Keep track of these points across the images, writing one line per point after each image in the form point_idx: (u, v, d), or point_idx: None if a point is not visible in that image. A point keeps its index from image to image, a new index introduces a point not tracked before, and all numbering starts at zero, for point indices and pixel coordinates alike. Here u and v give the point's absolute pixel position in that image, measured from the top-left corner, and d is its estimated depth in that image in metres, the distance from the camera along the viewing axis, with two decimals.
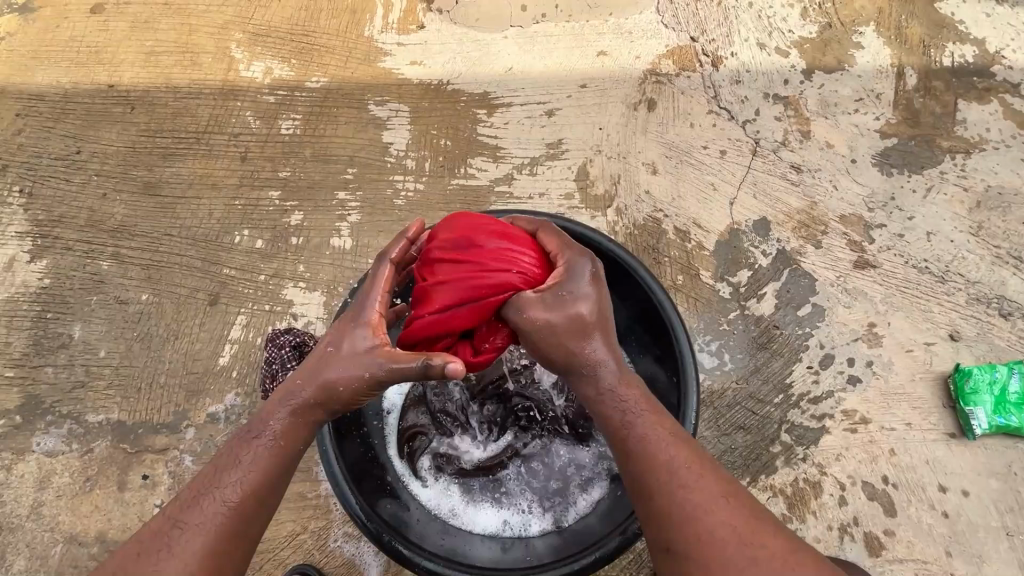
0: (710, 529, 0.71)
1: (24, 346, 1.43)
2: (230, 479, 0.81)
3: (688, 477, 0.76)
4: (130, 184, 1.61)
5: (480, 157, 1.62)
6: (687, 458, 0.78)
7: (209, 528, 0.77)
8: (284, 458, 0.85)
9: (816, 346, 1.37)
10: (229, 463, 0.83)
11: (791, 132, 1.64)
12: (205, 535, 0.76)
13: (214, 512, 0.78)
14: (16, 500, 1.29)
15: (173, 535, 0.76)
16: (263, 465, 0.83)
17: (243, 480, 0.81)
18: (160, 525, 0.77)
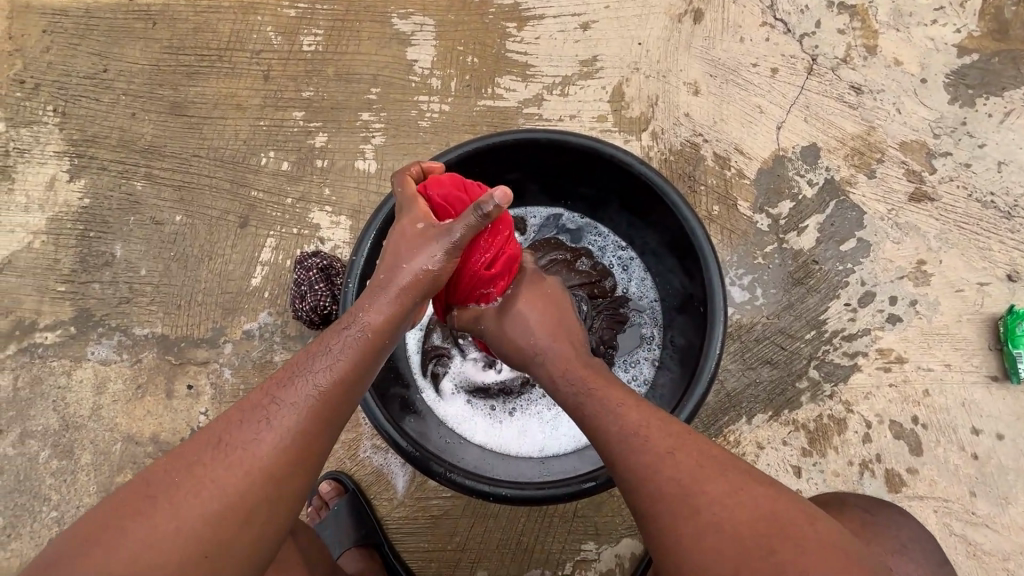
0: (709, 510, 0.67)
1: (72, 263, 1.50)
2: (300, 379, 0.78)
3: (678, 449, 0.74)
4: (157, 104, 1.60)
5: (508, 76, 1.53)
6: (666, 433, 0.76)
7: (280, 421, 0.75)
8: (366, 357, 0.80)
9: (857, 283, 1.30)
10: (298, 363, 0.80)
11: (855, 48, 1.47)
12: (278, 430, 0.74)
13: (300, 392, 0.77)
14: (78, 402, 1.40)
15: (238, 437, 0.73)
16: (349, 356, 0.80)
17: (329, 368, 0.78)
18: (258, 399, 0.77)
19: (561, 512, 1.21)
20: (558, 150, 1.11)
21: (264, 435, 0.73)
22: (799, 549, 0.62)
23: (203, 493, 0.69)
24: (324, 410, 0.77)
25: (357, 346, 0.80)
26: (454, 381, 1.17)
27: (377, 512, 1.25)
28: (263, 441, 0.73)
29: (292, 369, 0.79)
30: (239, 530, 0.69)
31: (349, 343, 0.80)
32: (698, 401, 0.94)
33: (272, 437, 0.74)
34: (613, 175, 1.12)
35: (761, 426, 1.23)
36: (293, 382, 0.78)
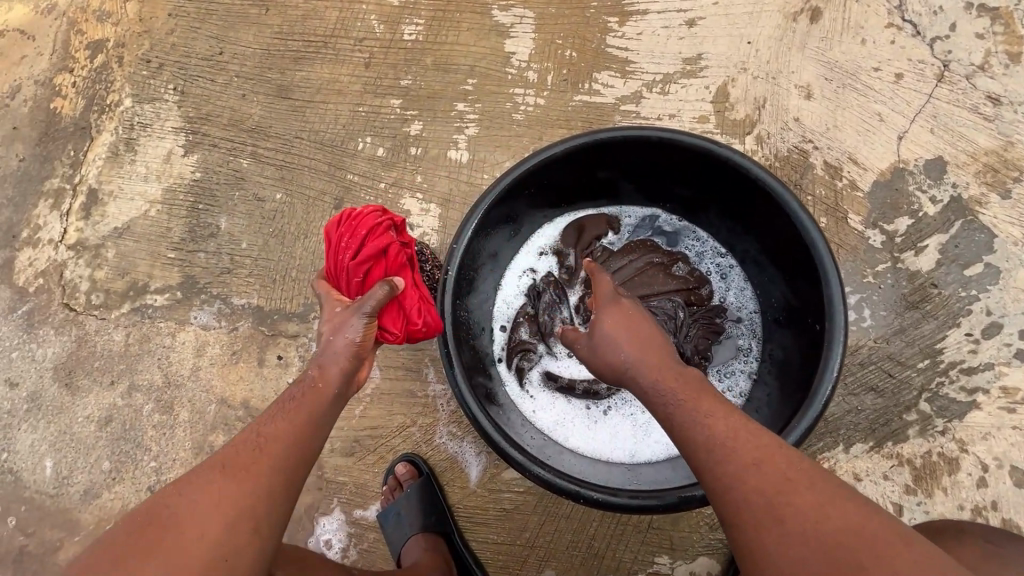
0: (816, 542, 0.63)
1: (181, 233, 1.60)
2: (278, 419, 0.83)
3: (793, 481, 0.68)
4: (266, 87, 1.68)
5: (607, 72, 1.50)
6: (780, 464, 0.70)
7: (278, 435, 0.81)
8: (333, 396, 0.86)
9: (981, 312, 1.19)
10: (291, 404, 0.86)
11: (995, 54, 1.34)
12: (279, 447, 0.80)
13: (280, 429, 0.82)
14: (180, 362, 1.50)
15: (231, 470, 0.77)
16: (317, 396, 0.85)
17: (302, 408, 0.84)
18: (243, 439, 0.82)
19: (636, 521, 1.18)
20: (667, 149, 1.08)
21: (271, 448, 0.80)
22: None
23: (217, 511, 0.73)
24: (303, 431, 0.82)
25: (326, 390, 0.86)
26: (540, 379, 1.16)
27: (449, 498, 1.27)
28: (256, 474, 0.77)
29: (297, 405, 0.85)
30: (250, 539, 0.73)
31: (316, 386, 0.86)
32: (810, 423, 0.89)
33: (263, 469, 0.77)
34: (724, 178, 1.07)
35: (860, 456, 1.15)
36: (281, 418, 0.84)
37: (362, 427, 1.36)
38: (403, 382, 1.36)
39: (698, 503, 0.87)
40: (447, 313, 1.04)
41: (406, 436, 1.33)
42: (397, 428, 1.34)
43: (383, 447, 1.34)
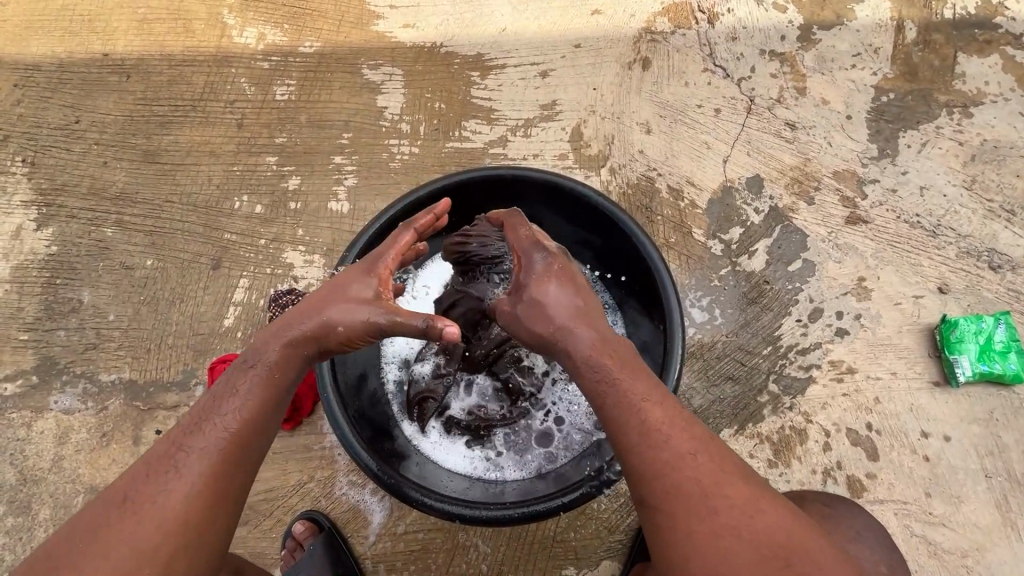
0: (678, 483, 0.75)
1: (37, 311, 1.47)
2: (210, 421, 0.80)
3: (660, 440, 0.77)
4: (130, 152, 1.63)
5: (474, 120, 1.63)
6: (659, 417, 0.79)
7: (188, 465, 0.77)
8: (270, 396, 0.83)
9: (805, 300, 1.40)
10: (201, 411, 0.81)
11: (787, 89, 1.63)
12: (183, 476, 0.76)
13: (218, 422, 0.80)
14: (38, 454, 1.35)
15: (152, 477, 0.76)
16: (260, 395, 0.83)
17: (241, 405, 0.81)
18: (167, 447, 0.79)
19: (540, 538, 1.22)
20: (522, 184, 1.20)
21: (173, 483, 0.75)
22: (746, 513, 0.74)
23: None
24: (232, 447, 0.79)
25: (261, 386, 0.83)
26: (438, 422, 1.19)
27: (355, 550, 1.23)
28: (176, 489, 0.75)
29: (198, 414, 0.81)
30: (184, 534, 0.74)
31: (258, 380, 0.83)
32: None
33: (183, 481, 0.75)
34: (575, 207, 1.21)
35: (728, 440, 1.28)
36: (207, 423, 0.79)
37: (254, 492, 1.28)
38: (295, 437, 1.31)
39: (576, 503, 0.95)
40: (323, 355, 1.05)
41: (303, 494, 1.27)
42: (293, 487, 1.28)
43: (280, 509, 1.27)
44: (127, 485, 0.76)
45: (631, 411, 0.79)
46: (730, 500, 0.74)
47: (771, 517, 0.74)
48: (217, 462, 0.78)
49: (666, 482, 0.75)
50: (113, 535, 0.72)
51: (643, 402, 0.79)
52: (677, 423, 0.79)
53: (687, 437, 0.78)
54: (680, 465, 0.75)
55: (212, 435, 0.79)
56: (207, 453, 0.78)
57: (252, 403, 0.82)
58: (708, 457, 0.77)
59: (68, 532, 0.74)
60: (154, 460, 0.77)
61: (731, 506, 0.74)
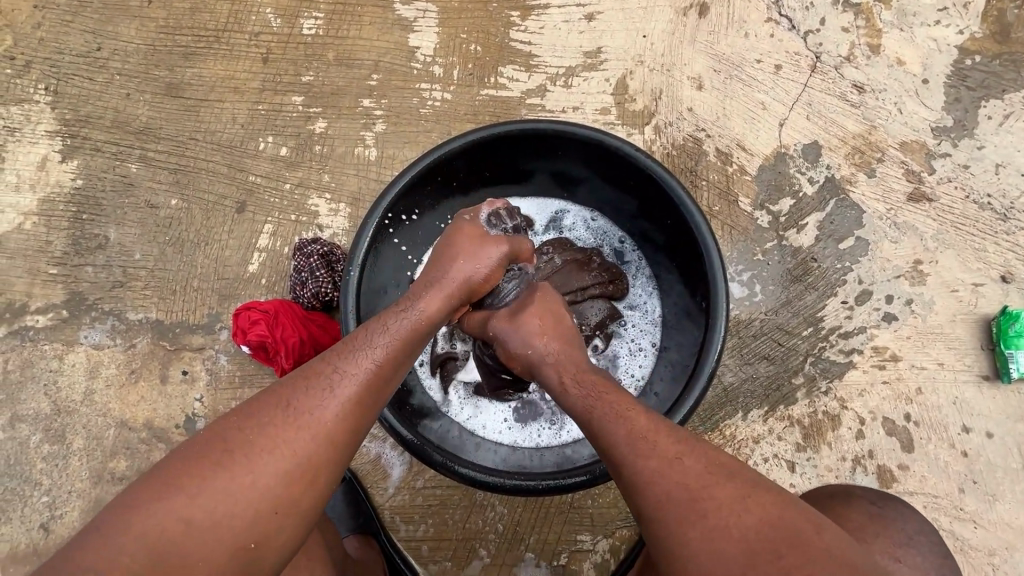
0: (665, 490, 0.70)
1: (64, 246, 1.47)
2: (361, 351, 0.82)
3: (643, 445, 0.75)
4: (153, 85, 1.57)
5: (511, 66, 1.51)
6: (645, 427, 0.77)
7: (343, 389, 0.77)
8: (416, 336, 0.87)
9: (854, 281, 1.31)
10: (355, 340, 0.83)
11: (858, 46, 1.47)
12: (340, 401, 0.77)
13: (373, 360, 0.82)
14: (71, 386, 1.38)
15: (307, 397, 0.76)
16: (405, 333, 0.86)
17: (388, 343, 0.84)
18: (319, 367, 0.80)
19: (557, 504, 1.22)
20: (565, 140, 1.12)
21: (329, 403, 0.76)
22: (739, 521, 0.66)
23: (234, 487, 0.69)
24: (378, 384, 0.81)
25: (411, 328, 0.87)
26: (461, 384, 1.17)
27: (373, 500, 1.25)
28: (330, 410, 0.76)
29: (353, 343, 0.83)
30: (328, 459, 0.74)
31: (404, 322, 0.87)
32: (700, 394, 0.95)
33: (336, 407, 0.76)
34: (620, 168, 1.12)
35: (757, 420, 1.24)
36: (359, 353, 0.81)
37: None
38: None
39: (597, 480, 0.93)
40: (349, 312, 1.02)
41: None
42: None
43: None
44: (288, 394, 0.76)
45: (614, 424, 0.78)
46: (716, 501, 0.68)
47: (762, 513, 0.67)
48: (365, 394, 0.79)
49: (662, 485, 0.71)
50: (271, 440, 0.72)
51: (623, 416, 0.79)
52: (660, 434, 0.76)
53: (671, 443, 0.75)
54: (666, 469, 0.72)
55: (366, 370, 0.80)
56: (356, 379, 0.79)
57: (396, 349, 0.84)
58: (692, 461, 0.73)
59: (224, 426, 0.73)
60: (303, 381, 0.77)
61: (722, 511, 0.67)
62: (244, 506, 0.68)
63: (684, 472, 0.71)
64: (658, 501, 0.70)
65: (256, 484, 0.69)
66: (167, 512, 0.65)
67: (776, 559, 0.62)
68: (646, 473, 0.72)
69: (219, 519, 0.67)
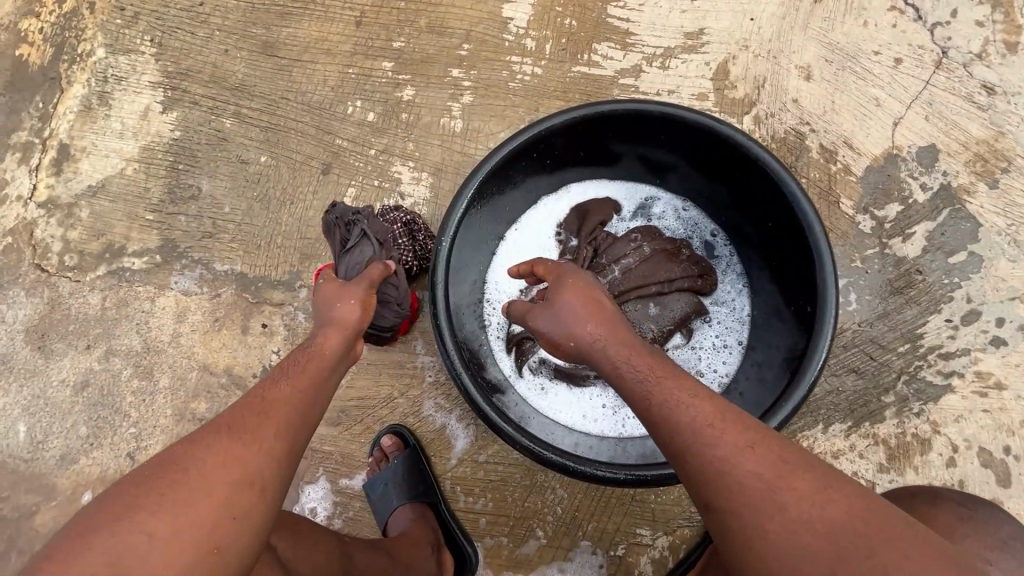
0: (738, 480, 0.65)
1: (160, 194, 1.54)
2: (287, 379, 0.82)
3: (713, 431, 0.69)
4: (250, 43, 1.60)
5: (607, 43, 1.46)
6: (708, 415, 0.72)
7: (277, 413, 0.77)
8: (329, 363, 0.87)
9: (962, 299, 1.22)
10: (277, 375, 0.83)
11: (993, 42, 1.34)
12: (278, 424, 0.76)
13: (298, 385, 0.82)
14: (160, 327, 1.46)
15: (245, 424, 0.75)
16: (322, 359, 0.86)
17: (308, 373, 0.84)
18: (253, 401, 0.78)
19: (619, 495, 1.21)
20: (670, 124, 1.07)
21: (267, 431, 0.75)
22: (818, 508, 0.61)
23: (180, 513, 0.65)
24: (305, 407, 0.81)
25: (322, 355, 0.87)
26: (536, 366, 1.17)
27: (435, 469, 1.27)
28: (270, 434, 0.75)
29: (279, 375, 0.83)
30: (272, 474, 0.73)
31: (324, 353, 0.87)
32: (796, 404, 0.91)
33: (274, 432, 0.75)
34: (725, 157, 1.07)
35: (838, 435, 1.19)
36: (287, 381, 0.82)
37: (347, 397, 1.33)
38: (390, 354, 1.33)
39: (681, 477, 0.91)
40: (439, 283, 1.02)
41: (392, 407, 1.31)
42: (383, 399, 1.32)
43: (370, 417, 1.32)
44: (225, 423, 0.75)
45: (678, 412, 0.72)
46: (797, 492, 0.63)
47: (847, 505, 0.61)
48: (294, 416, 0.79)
49: (734, 475, 0.66)
50: (221, 460, 0.70)
51: (691, 405, 0.73)
52: (727, 420, 0.71)
53: (740, 431, 0.70)
54: (736, 458, 0.67)
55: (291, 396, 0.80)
56: (288, 403, 0.79)
57: (310, 374, 0.84)
58: (765, 451, 0.67)
59: (173, 452, 0.70)
60: (242, 410, 0.76)
61: (798, 499, 0.62)
62: (194, 521, 0.65)
63: (759, 461, 0.65)
64: (727, 488, 0.66)
65: (208, 498, 0.67)
66: (118, 538, 0.61)
67: (861, 554, 0.56)
68: (718, 464, 0.66)
69: (176, 536, 0.63)
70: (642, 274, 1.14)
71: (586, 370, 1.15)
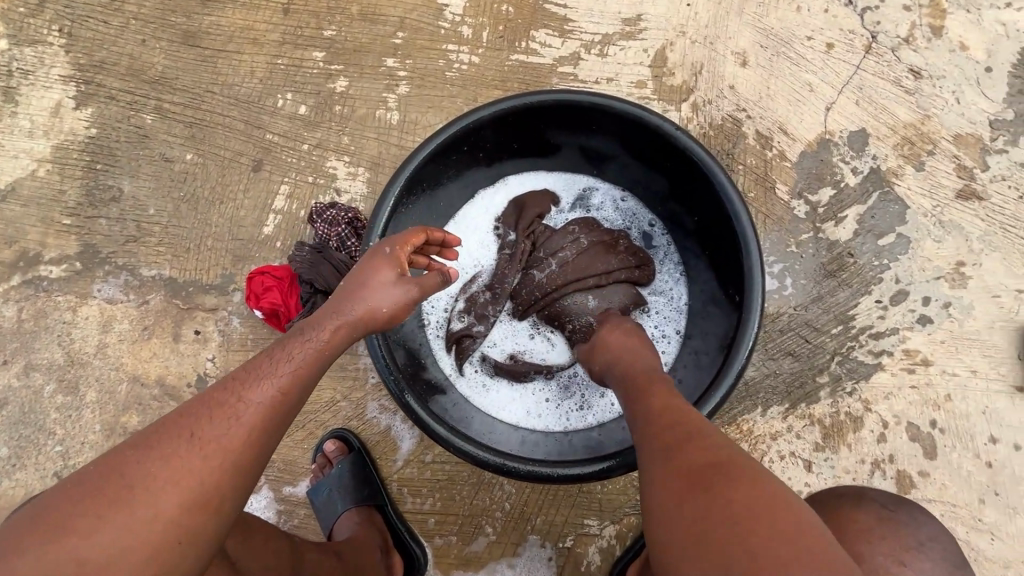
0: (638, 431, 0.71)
1: (78, 196, 1.44)
2: (270, 373, 0.74)
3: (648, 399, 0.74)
4: (170, 32, 1.50)
5: (545, 30, 1.43)
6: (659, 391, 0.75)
7: (249, 414, 0.70)
8: (322, 359, 0.79)
9: (891, 280, 1.25)
10: (258, 365, 0.75)
11: (919, 27, 1.37)
12: (246, 423, 0.69)
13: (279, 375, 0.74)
14: (84, 338, 1.38)
15: (212, 421, 0.68)
16: (310, 358, 0.77)
17: (293, 364, 0.75)
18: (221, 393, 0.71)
19: (566, 488, 1.21)
20: (600, 115, 1.05)
21: (230, 430, 0.68)
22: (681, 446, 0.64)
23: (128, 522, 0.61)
24: (285, 407, 0.73)
25: (313, 349, 0.78)
26: (476, 364, 1.15)
27: (381, 471, 1.25)
28: (234, 435, 0.68)
29: (261, 366, 0.74)
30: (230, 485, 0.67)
31: (311, 347, 0.78)
32: (725, 394, 0.91)
33: (240, 431, 0.68)
34: (657, 147, 1.06)
35: (776, 417, 1.21)
36: (266, 379, 0.73)
37: None
38: None
39: (616, 472, 0.91)
40: None
41: (334, 411, 1.28)
42: (325, 403, 1.28)
43: (311, 422, 1.28)
44: (189, 420, 0.68)
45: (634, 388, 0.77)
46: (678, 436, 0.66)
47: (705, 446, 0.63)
48: (267, 417, 0.71)
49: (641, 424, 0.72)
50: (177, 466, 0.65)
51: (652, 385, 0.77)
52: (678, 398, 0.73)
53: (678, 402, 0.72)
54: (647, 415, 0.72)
55: (269, 391, 0.72)
56: (262, 403, 0.71)
57: (305, 371, 0.76)
58: (680, 412, 0.70)
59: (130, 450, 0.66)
60: (214, 404, 0.69)
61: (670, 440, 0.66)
62: (150, 535, 0.61)
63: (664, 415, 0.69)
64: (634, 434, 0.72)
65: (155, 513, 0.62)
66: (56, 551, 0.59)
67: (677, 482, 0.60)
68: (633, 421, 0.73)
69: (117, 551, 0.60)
70: (580, 267, 1.12)
71: (527, 365, 1.13)
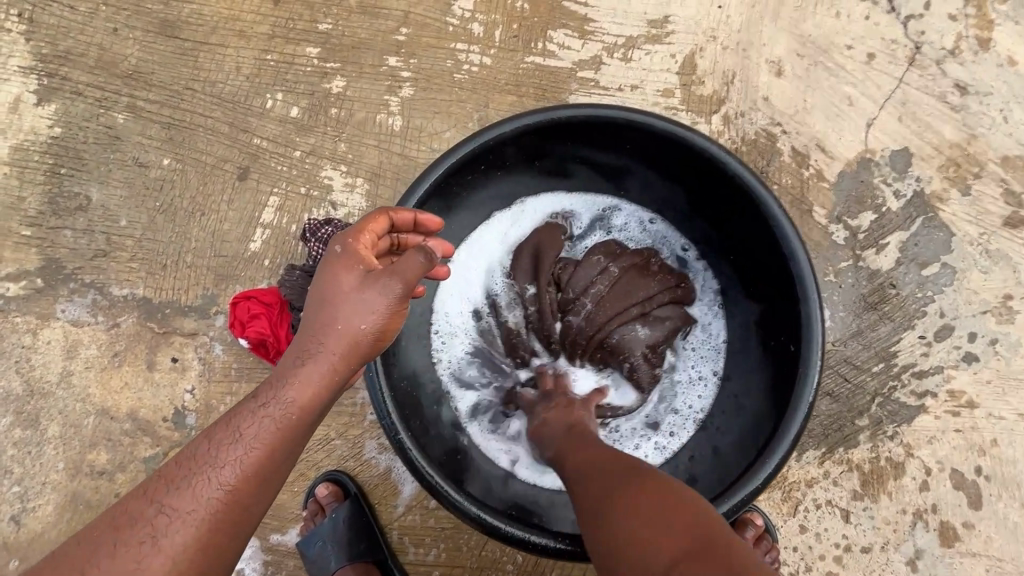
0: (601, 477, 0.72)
1: (40, 205, 1.29)
2: (228, 448, 0.69)
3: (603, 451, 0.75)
4: (145, 21, 1.34)
5: (564, 30, 1.30)
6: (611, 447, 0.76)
7: (194, 508, 0.65)
8: (290, 433, 0.71)
9: (935, 314, 1.16)
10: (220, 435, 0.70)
11: (966, 38, 1.27)
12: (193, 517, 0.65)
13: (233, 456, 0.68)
14: (46, 365, 1.23)
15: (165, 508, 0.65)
16: (268, 436, 0.70)
17: (247, 445, 0.69)
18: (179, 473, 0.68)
19: None
20: (634, 133, 0.94)
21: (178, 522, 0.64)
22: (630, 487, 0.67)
23: None
24: (240, 496, 0.67)
25: (278, 420, 0.71)
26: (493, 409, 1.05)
27: (380, 518, 1.13)
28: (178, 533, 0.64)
29: (221, 437, 0.69)
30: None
31: (269, 419, 0.70)
32: (781, 460, 0.82)
33: (184, 528, 0.64)
34: (697, 170, 0.95)
35: (812, 462, 1.12)
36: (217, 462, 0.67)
37: None
38: None
39: None
40: None
41: (328, 451, 1.15)
42: (318, 442, 1.15)
43: (303, 463, 1.15)
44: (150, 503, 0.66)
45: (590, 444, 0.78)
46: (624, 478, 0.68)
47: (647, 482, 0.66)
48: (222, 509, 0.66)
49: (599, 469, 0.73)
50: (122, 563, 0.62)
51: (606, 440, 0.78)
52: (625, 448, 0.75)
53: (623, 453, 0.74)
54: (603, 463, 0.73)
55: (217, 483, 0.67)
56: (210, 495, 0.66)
57: (270, 444, 0.70)
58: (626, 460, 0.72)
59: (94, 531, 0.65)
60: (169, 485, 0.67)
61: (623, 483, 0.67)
62: None
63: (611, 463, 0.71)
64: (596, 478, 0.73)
65: None
66: None
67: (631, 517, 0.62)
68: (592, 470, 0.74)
69: None
70: (609, 301, 1.00)
71: None
